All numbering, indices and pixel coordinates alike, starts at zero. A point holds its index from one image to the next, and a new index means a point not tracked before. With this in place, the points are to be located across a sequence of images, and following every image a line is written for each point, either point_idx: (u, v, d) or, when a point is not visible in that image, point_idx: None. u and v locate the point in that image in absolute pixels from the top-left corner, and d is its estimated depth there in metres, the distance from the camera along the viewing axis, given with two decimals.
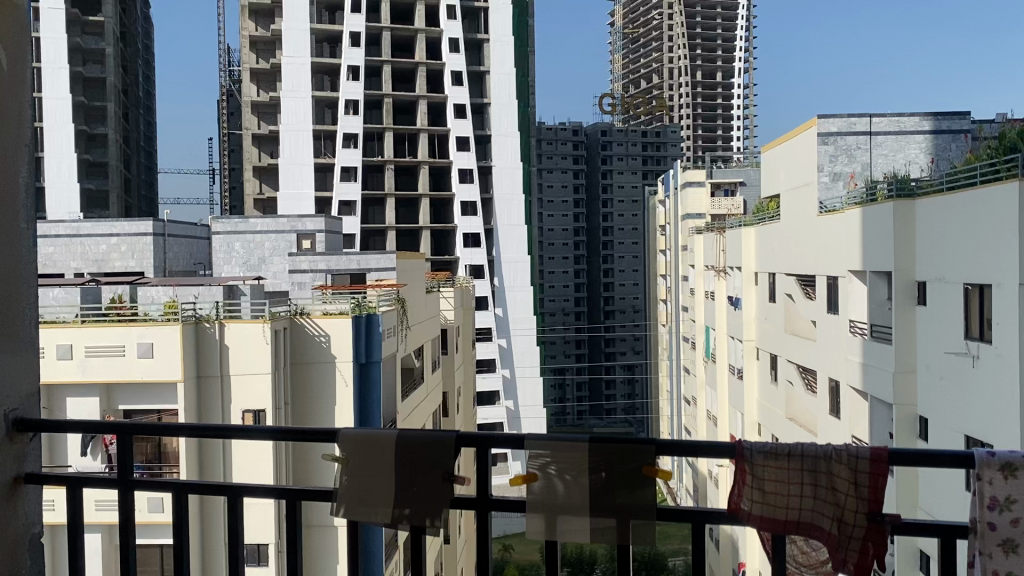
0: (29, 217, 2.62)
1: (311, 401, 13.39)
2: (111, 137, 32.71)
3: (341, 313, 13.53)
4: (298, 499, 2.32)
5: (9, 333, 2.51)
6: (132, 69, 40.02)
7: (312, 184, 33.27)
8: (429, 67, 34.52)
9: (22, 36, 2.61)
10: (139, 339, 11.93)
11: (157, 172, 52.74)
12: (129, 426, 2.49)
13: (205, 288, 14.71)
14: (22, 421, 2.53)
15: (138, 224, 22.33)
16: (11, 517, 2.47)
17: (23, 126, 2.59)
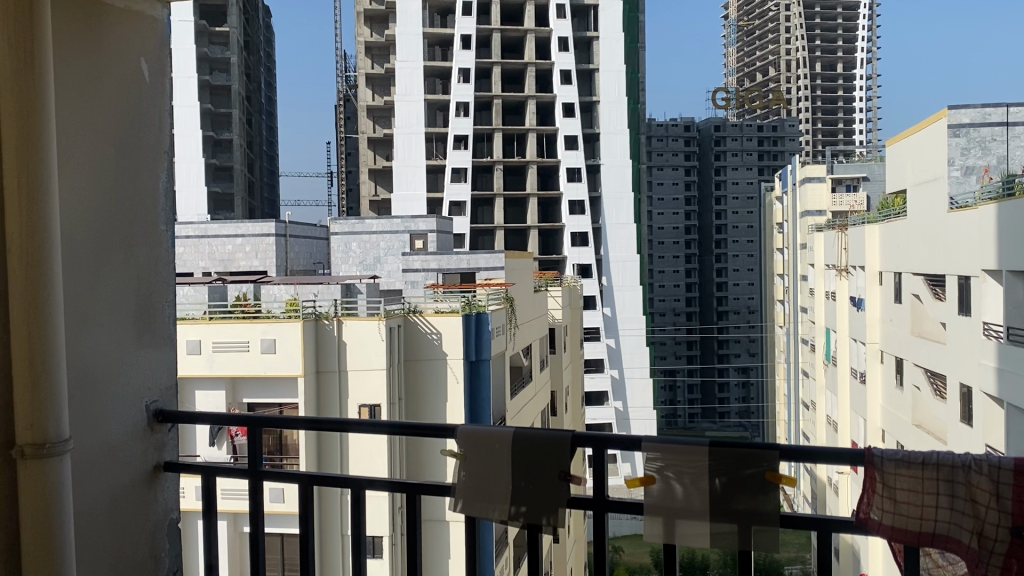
0: (168, 221, 2.79)
1: (423, 397, 13.73)
2: (235, 142, 34.35)
3: (452, 310, 13.76)
4: (416, 493, 2.36)
5: (152, 328, 2.68)
6: (256, 76, 41.88)
7: (423, 185, 33.97)
8: (538, 66, 34.68)
9: (161, 46, 2.77)
10: (263, 336, 12.50)
11: (279, 176, 55.03)
12: (256, 420, 2.58)
13: (324, 286, 15.33)
14: (161, 412, 2.68)
15: (261, 225, 23.45)
16: (149, 505, 2.63)
17: (164, 132, 2.77)
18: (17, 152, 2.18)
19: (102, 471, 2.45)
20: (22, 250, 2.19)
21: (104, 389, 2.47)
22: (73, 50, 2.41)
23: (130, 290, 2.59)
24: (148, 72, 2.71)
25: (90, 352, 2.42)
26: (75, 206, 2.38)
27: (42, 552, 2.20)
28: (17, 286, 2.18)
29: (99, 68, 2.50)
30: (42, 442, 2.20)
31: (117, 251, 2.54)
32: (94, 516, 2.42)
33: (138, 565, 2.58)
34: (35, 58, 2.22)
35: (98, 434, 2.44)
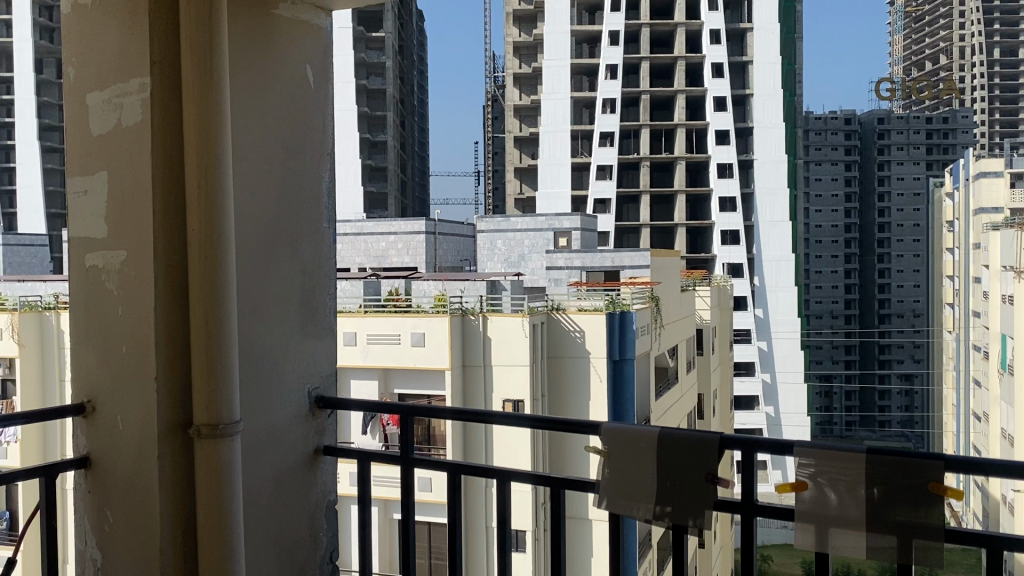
0: (330, 221, 2.93)
1: (566, 394, 13.77)
2: (389, 143, 35.69)
3: (595, 308, 13.72)
4: (561, 488, 2.37)
5: (313, 320, 2.83)
6: (409, 79, 43.34)
7: (569, 183, 34.02)
8: (688, 60, 34.02)
9: (322, 49, 2.90)
10: (414, 329, 12.97)
11: (428, 176, 56.59)
12: (407, 409, 2.68)
13: (471, 282, 15.67)
14: (321, 399, 2.83)
15: (412, 222, 24.28)
16: (310, 485, 2.78)
17: (327, 134, 2.91)
18: (199, 153, 2.36)
19: (269, 452, 2.62)
20: (198, 239, 2.36)
21: (271, 377, 2.63)
22: (250, 59, 2.59)
23: (296, 285, 2.74)
24: (312, 78, 2.85)
25: (258, 341, 2.59)
26: (248, 204, 2.55)
27: (216, 528, 2.37)
28: (196, 275, 2.36)
29: (271, 76, 2.66)
30: (218, 423, 2.38)
31: (284, 244, 2.70)
32: (261, 494, 2.58)
33: (299, 543, 2.73)
34: (215, 67, 2.39)
35: (265, 417, 2.61)
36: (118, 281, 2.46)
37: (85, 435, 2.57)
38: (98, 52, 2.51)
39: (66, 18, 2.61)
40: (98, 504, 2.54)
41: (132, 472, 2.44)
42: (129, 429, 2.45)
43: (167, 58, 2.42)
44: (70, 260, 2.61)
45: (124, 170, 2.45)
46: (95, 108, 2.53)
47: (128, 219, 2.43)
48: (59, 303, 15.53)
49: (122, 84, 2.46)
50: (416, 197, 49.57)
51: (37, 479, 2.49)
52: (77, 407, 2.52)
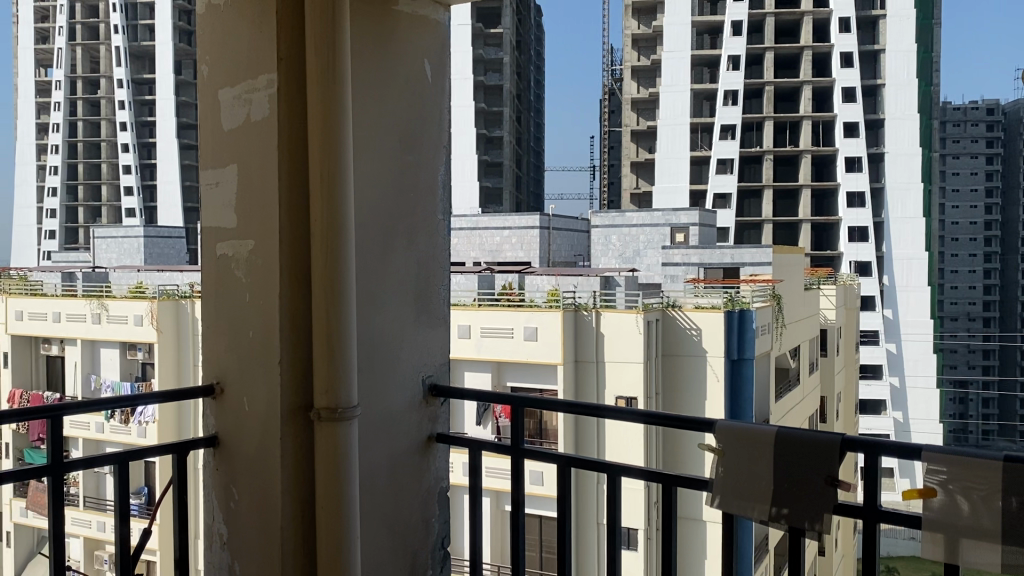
0: (445, 215, 2.97)
1: (681, 392, 13.54)
2: (505, 139, 35.97)
3: (713, 307, 13.43)
4: (672, 485, 2.33)
5: (427, 307, 2.87)
6: (526, 74, 43.53)
7: (688, 177, 33.27)
8: (815, 50, 32.77)
9: (438, 42, 2.93)
10: (526, 323, 13.07)
11: (543, 171, 56.68)
12: (518, 400, 2.69)
13: (584, 278, 15.63)
14: (435, 386, 2.87)
15: (527, 217, 24.39)
16: (424, 473, 2.83)
17: (443, 128, 2.96)
18: (321, 144, 2.45)
19: (386, 436, 2.69)
20: (320, 229, 2.45)
21: (386, 362, 2.68)
22: (371, 53, 2.64)
23: (412, 274, 2.79)
24: (430, 73, 2.90)
25: (375, 330, 2.65)
26: (368, 196, 2.62)
27: (333, 510, 2.45)
28: (319, 267, 2.45)
29: (390, 72, 2.72)
30: (337, 407, 2.46)
31: (401, 236, 2.76)
32: (376, 478, 2.65)
33: (412, 530, 2.78)
34: (339, 62, 2.46)
35: (381, 402, 2.67)
36: (246, 267, 2.58)
37: (214, 414, 2.71)
38: (231, 51, 2.62)
39: (201, 19, 2.76)
40: (225, 481, 2.66)
41: (258, 452, 2.55)
42: (254, 410, 2.57)
43: (294, 57, 2.52)
44: (204, 249, 2.74)
45: (252, 165, 2.57)
46: (227, 104, 2.65)
47: (257, 213, 2.55)
48: (194, 292, 16.41)
49: (251, 81, 2.57)
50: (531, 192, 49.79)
51: (170, 454, 2.63)
52: (206, 388, 2.65)
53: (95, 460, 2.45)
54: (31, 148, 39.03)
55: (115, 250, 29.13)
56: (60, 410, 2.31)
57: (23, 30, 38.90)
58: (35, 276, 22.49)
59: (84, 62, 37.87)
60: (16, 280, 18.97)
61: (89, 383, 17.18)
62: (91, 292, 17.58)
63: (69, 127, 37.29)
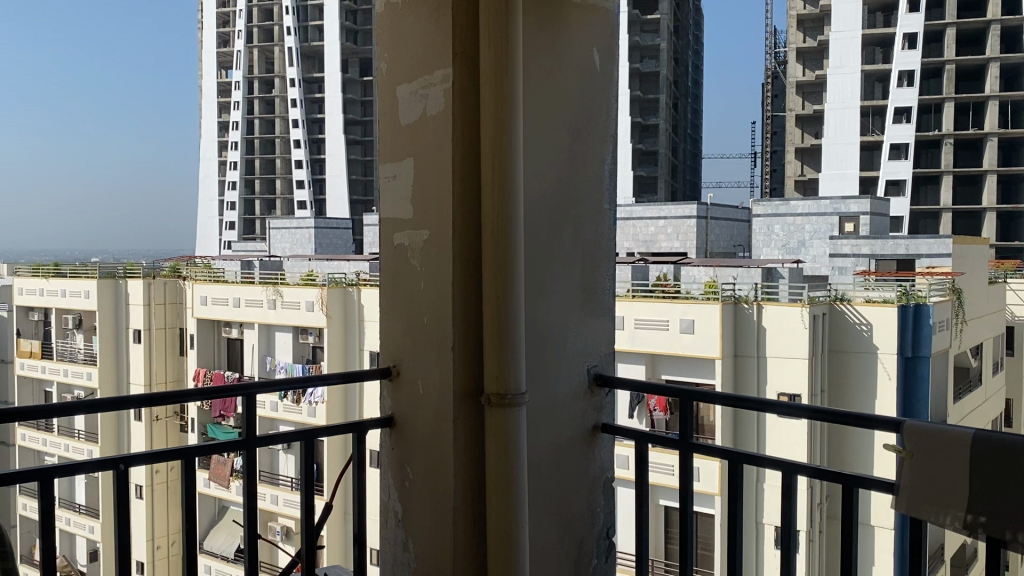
0: (611, 204, 2.96)
1: (849, 391, 12.87)
2: (661, 126, 35.43)
3: (885, 301, 12.71)
4: (853, 486, 2.22)
5: (594, 297, 2.87)
6: (683, 59, 42.62)
7: (857, 163, 31.12)
8: (1004, 23, 30.30)
9: (607, 32, 2.92)
10: (683, 315, 12.86)
11: (700, 159, 55.40)
12: (687, 392, 2.64)
13: (744, 270, 15.18)
14: (600, 376, 2.87)
15: (684, 207, 23.89)
16: (589, 460, 2.84)
17: (611, 117, 2.94)
18: (494, 135, 2.50)
19: (553, 424, 2.72)
20: (491, 217, 2.51)
21: (552, 351, 2.71)
22: (542, 43, 2.68)
23: (578, 264, 2.80)
24: (599, 62, 2.89)
25: (544, 318, 2.70)
26: (538, 187, 2.66)
27: (503, 493, 2.52)
28: (489, 258, 2.51)
29: (562, 65, 2.74)
30: (506, 392, 2.52)
31: (568, 225, 2.77)
32: (544, 465, 2.69)
33: (577, 518, 2.81)
34: (511, 55, 2.50)
35: (549, 390, 2.70)
36: (421, 258, 2.68)
37: (390, 396, 2.84)
38: (410, 47, 2.73)
39: (381, 17, 2.88)
40: (400, 459, 2.78)
41: (432, 432, 2.65)
42: (428, 393, 2.67)
43: (468, 50, 2.58)
44: (382, 240, 2.87)
45: (429, 155, 2.65)
46: (405, 99, 2.75)
47: (431, 203, 2.63)
48: (360, 279, 17.16)
49: (427, 76, 2.67)
50: (687, 181, 48.86)
51: (349, 434, 2.78)
52: (384, 370, 2.78)
53: (280, 436, 2.62)
54: (214, 145, 42.11)
55: (289, 240, 30.98)
56: (251, 388, 2.49)
57: (207, 35, 41.91)
58: (218, 264, 24.21)
59: (260, 63, 40.30)
60: (202, 267, 20.58)
61: (265, 364, 18.42)
62: (267, 279, 18.80)
63: (248, 126, 40.04)
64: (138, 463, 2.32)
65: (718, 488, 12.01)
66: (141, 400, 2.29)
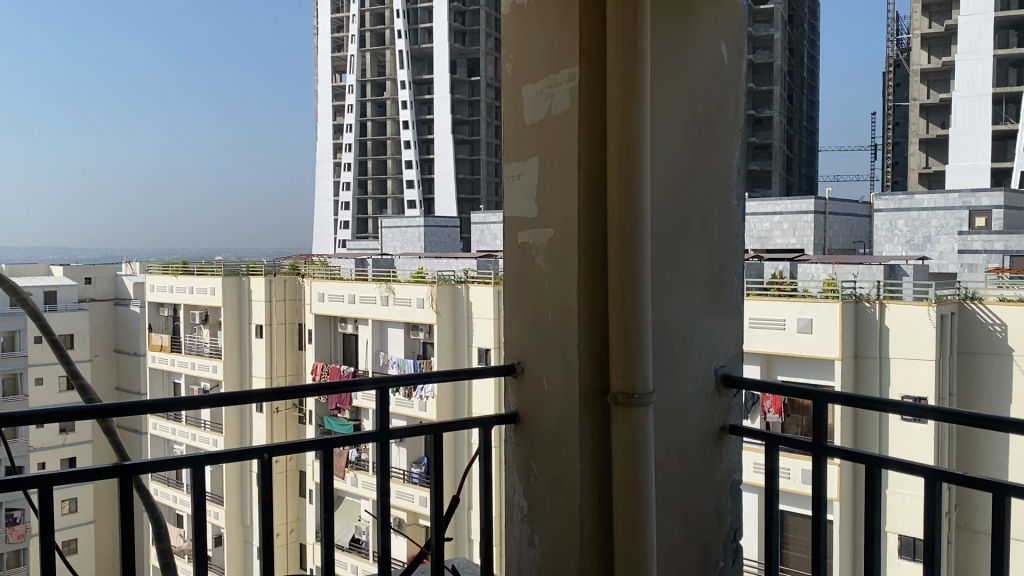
0: (739, 199, 2.89)
1: (980, 393, 12.16)
2: (775, 119, 34.39)
3: (1020, 300, 11.98)
4: (1001, 494, 2.09)
5: (722, 296, 2.82)
6: (798, 50, 41.30)
7: (989, 154, 29.46)
8: None
9: (735, 25, 2.87)
10: (800, 315, 12.50)
11: (816, 152, 53.46)
12: (819, 393, 2.54)
13: (865, 266, 14.53)
14: (728, 377, 2.82)
15: (801, 202, 23.08)
16: (717, 461, 2.79)
17: (739, 115, 2.89)
18: (621, 132, 2.49)
19: (680, 424, 2.68)
20: (619, 216, 2.50)
21: (678, 350, 2.68)
22: (670, 38, 2.64)
23: (705, 262, 2.76)
24: (727, 56, 2.83)
25: (671, 315, 2.67)
26: (665, 185, 2.63)
27: (630, 493, 2.51)
28: (617, 255, 2.51)
29: (689, 59, 2.70)
30: (633, 392, 2.50)
31: (694, 223, 2.73)
32: (672, 467, 2.67)
33: (704, 520, 2.78)
34: (639, 53, 2.48)
35: (676, 391, 2.67)
36: (545, 255, 2.69)
37: (514, 392, 2.86)
38: (536, 46, 2.74)
39: (507, 18, 2.91)
40: (525, 456, 2.81)
41: (558, 430, 2.66)
42: (553, 391, 2.67)
43: (595, 50, 2.58)
44: (507, 240, 2.89)
45: (555, 152, 2.66)
46: (530, 99, 2.77)
47: (558, 203, 2.64)
48: (468, 277, 17.32)
49: (554, 75, 2.67)
50: (802, 175, 47.25)
51: (477, 430, 2.81)
52: (508, 367, 2.81)
53: (407, 431, 2.69)
54: (329, 147, 43.51)
55: (400, 239, 31.64)
56: (381, 383, 2.56)
57: (322, 41, 43.33)
58: (333, 262, 24.96)
59: (373, 67, 41.31)
60: (319, 266, 21.22)
61: (379, 359, 18.94)
62: (380, 277, 19.31)
63: (361, 127, 41.24)
64: (272, 456, 2.40)
65: (837, 493, 11.67)
66: (261, 395, 2.39)
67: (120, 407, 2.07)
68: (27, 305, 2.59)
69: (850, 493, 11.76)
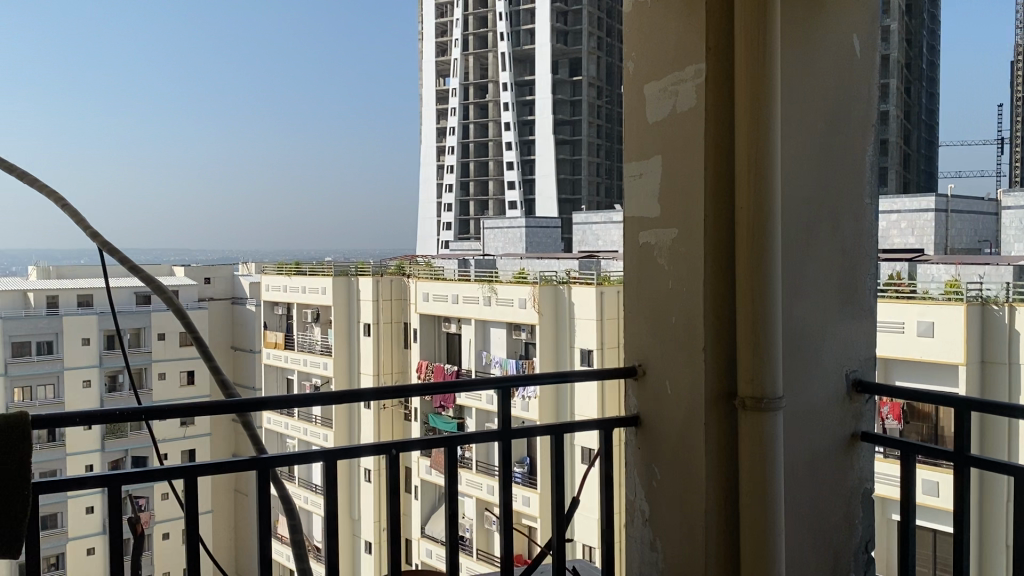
0: (873, 196, 2.77)
1: None
2: (892, 113, 32.97)
3: None
4: None
5: (853, 297, 2.71)
6: (917, 40, 39.41)
7: None
8: None
9: (869, 16, 2.75)
10: (921, 318, 11.96)
11: (937, 147, 51.02)
12: (961, 402, 2.41)
13: (993, 267, 13.73)
14: (860, 382, 2.71)
15: (921, 200, 21.96)
16: (847, 469, 2.69)
17: (872, 109, 2.77)
18: (750, 128, 2.43)
19: (810, 430, 2.59)
20: (747, 216, 2.43)
21: (810, 353, 2.59)
22: (801, 30, 2.56)
23: (835, 262, 2.66)
24: (860, 49, 2.72)
25: (800, 317, 2.58)
26: (795, 182, 2.55)
27: (758, 499, 2.44)
28: (746, 255, 2.44)
29: (820, 51, 2.60)
30: (762, 395, 2.44)
31: (824, 222, 2.63)
32: (800, 474, 2.58)
33: (834, 529, 2.68)
34: (768, 46, 2.42)
35: (805, 396, 2.58)
36: (669, 256, 2.65)
37: (636, 396, 2.83)
38: (660, 43, 2.70)
39: (630, 17, 2.88)
40: (647, 459, 2.77)
41: (682, 432, 2.61)
42: (678, 394, 2.62)
43: (722, 44, 2.51)
44: (628, 239, 2.86)
45: (679, 150, 2.61)
46: (654, 97, 2.73)
47: (683, 202, 2.59)
48: (570, 277, 17.25)
49: (679, 73, 2.63)
50: (921, 171, 45.16)
51: (599, 431, 2.79)
52: (630, 369, 2.78)
53: (527, 430, 2.69)
54: (432, 150, 44.32)
55: (502, 239, 31.88)
56: (504, 383, 2.58)
57: (426, 46, 44.10)
58: (438, 263, 25.37)
59: (475, 69, 41.75)
60: (424, 266, 21.60)
61: (482, 358, 19.15)
62: (482, 277, 19.52)
63: (463, 130, 41.75)
64: (394, 453, 2.44)
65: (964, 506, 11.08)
66: (375, 395, 2.42)
67: (248, 402, 2.13)
68: (169, 301, 2.67)
69: (978, 506, 11.14)
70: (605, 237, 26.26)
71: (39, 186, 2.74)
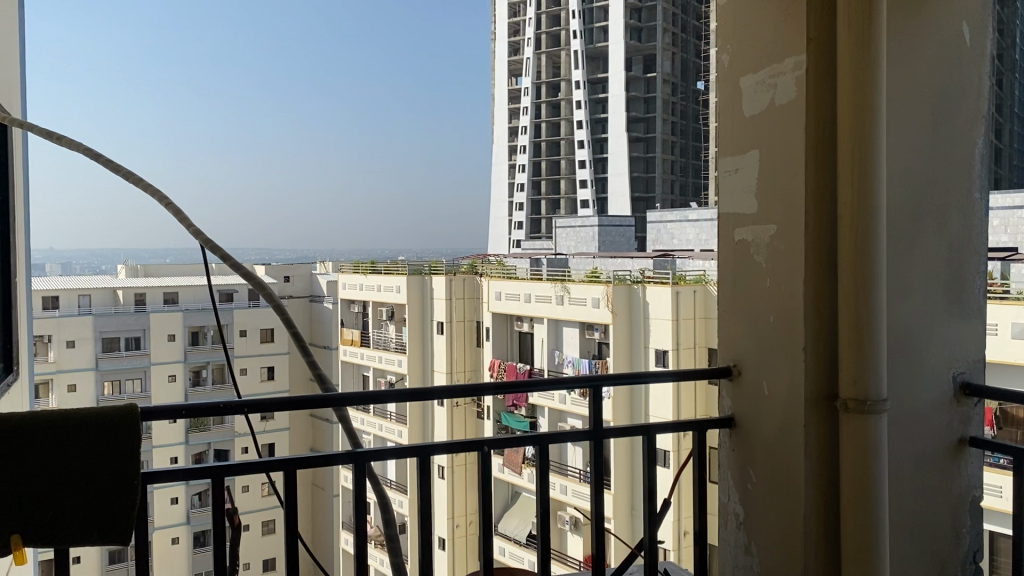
0: (983, 191, 2.65)
1: None
2: None
3: None
4: None
5: (960, 295, 2.59)
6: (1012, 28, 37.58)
7: None
8: None
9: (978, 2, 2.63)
10: (1015, 320, 11.44)
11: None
12: None
13: None
14: (968, 384, 2.59)
15: (1015, 195, 21.01)
16: (954, 477, 2.58)
17: (982, 99, 2.65)
18: (854, 123, 2.35)
19: (914, 433, 2.50)
20: (850, 213, 2.36)
21: (915, 355, 2.49)
22: (909, 17, 2.47)
23: (942, 259, 2.55)
24: (969, 36, 2.61)
25: (905, 315, 2.48)
26: (899, 175, 2.46)
27: (861, 505, 2.36)
28: (849, 253, 2.36)
29: (926, 40, 2.50)
30: (865, 397, 2.36)
31: (931, 217, 2.53)
32: (904, 479, 2.48)
33: (941, 538, 2.57)
34: (874, 35, 2.33)
35: (910, 398, 2.48)
36: (766, 254, 2.58)
37: (730, 396, 2.77)
38: (757, 34, 2.63)
39: (726, 10, 2.83)
40: (742, 461, 2.71)
41: (779, 433, 2.54)
42: (774, 395, 2.56)
43: (823, 34, 2.42)
44: (723, 236, 2.81)
45: (777, 145, 2.54)
46: (750, 90, 2.67)
47: (782, 198, 2.51)
48: (644, 276, 17.00)
49: (777, 65, 2.55)
50: None
51: (693, 432, 2.74)
52: (725, 369, 2.73)
53: (616, 429, 2.65)
54: (505, 149, 44.49)
55: (574, 239, 31.73)
56: (596, 381, 2.56)
57: (499, 45, 44.18)
58: (511, 261, 25.45)
59: (548, 68, 41.59)
60: (497, 266, 21.74)
61: (554, 358, 19.19)
62: (555, 276, 19.48)
63: (535, 129, 41.76)
64: (485, 448, 2.44)
65: None
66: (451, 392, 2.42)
67: (329, 397, 2.16)
68: (269, 294, 2.65)
69: None
70: (680, 236, 25.91)
71: (140, 182, 2.78)
